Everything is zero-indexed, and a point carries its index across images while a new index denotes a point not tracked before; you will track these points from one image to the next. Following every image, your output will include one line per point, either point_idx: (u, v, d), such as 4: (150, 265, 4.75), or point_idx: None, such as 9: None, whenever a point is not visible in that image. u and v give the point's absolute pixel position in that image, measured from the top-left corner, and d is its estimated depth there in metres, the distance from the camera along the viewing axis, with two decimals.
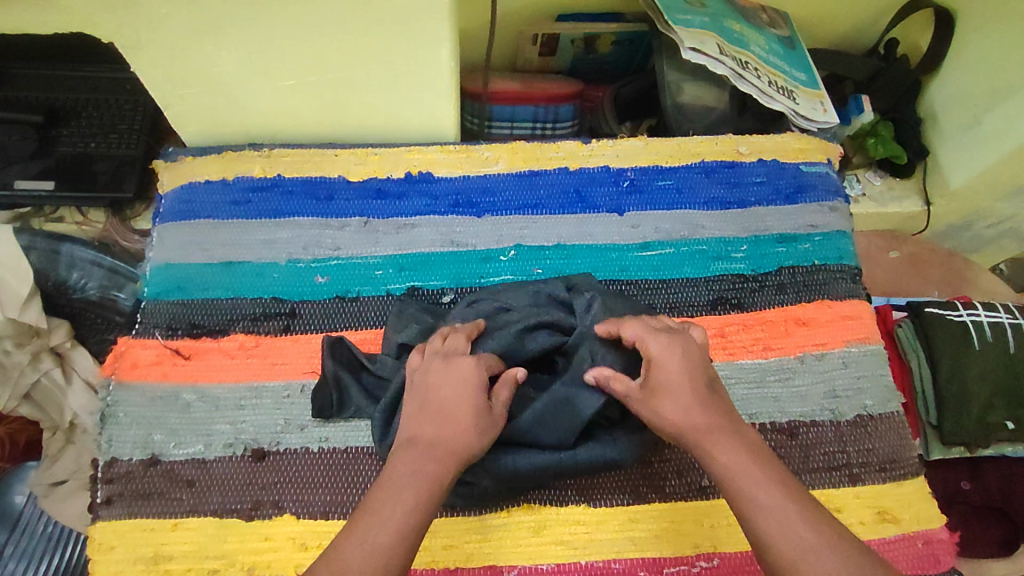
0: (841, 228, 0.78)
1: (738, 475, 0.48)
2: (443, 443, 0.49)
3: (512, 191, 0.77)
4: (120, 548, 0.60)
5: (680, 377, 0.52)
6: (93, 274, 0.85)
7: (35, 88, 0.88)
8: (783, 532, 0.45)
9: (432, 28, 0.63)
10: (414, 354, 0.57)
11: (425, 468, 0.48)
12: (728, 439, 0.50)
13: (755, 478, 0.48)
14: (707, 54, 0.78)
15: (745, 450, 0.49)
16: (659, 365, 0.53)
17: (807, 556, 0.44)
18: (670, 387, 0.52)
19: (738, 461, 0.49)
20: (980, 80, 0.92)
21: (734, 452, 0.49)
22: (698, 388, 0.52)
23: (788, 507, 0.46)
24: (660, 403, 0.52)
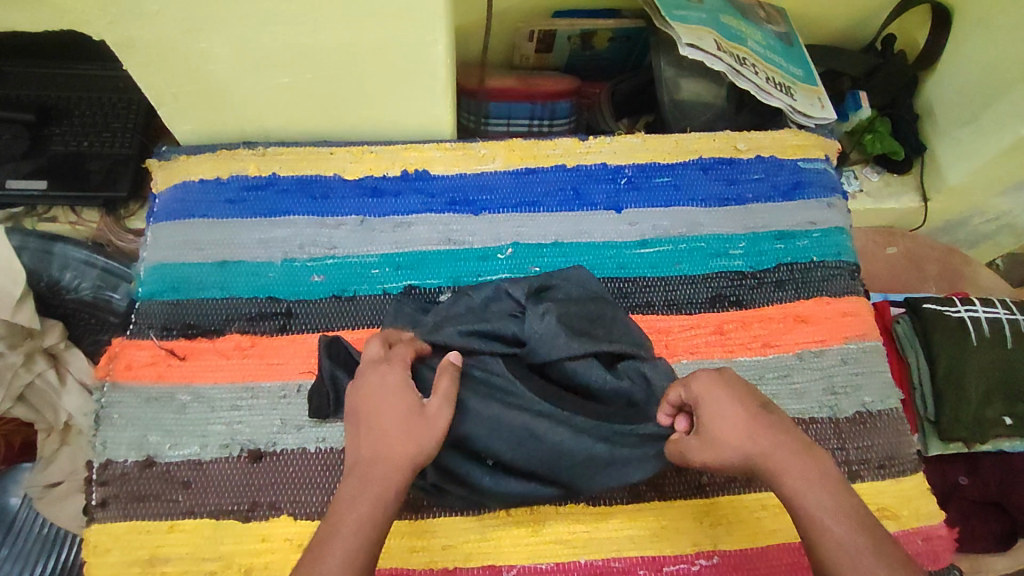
0: (840, 224, 0.77)
1: (807, 502, 0.47)
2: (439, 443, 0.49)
3: (509, 188, 0.76)
4: (117, 550, 0.60)
5: (732, 406, 0.50)
6: (86, 274, 0.86)
7: (26, 86, 0.88)
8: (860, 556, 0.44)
9: (428, 24, 0.62)
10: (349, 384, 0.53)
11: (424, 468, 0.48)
12: (797, 462, 0.48)
13: (826, 505, 0.46)
14: (704, 50, 0.78)
15: (815, 472, 0.48)
16: (707, 399, 0.50)
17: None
18: (727, 420, 0.50)
19: (806, 488, 0.47)
20: (977, 76, 0.91)
21: (800, 475, 0.47)
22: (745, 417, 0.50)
23: (858, 537, 0.45)
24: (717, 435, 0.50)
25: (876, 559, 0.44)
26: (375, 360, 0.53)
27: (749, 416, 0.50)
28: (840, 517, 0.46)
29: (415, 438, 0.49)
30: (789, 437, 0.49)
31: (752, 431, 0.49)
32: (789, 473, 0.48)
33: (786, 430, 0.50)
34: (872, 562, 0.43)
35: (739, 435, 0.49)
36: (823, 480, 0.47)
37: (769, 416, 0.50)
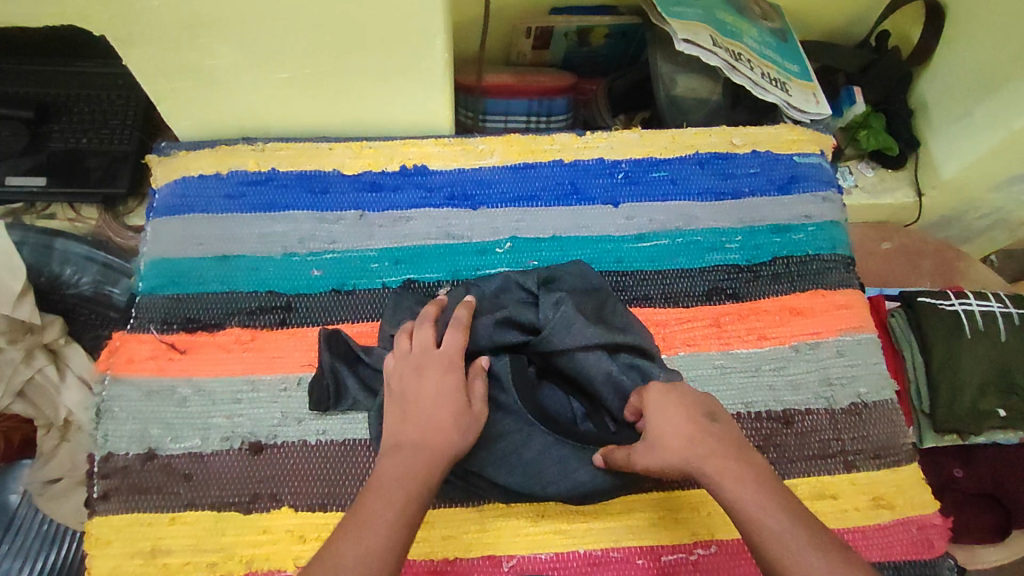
0: (835, 218, 0.78)
1: (747, 503, 0.47)
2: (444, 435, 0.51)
3: (508, 183, 0.77)
4: (118, 542, 0.60)
5: (677, 410, 0.52)
6: (87, 270, 0.85)
7: (24, 83, 0.88)
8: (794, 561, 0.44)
9: (425, 20, 0.63)
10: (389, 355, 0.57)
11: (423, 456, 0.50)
12: (736, 466, 0.49)
13: (764, 505, 0.47)
14: (701, 46, 0.78)
15: (754, 477, 0.49)
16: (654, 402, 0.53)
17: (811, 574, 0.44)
18: (671, 423, 0.51)
19: (742, 490, 0.48)
20: (970, 72, 0.92)
21: (737, 477, 0.48)
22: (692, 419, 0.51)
23: (799, 532, 0.45)
24: (663, 436, 0.51)
25: (816, 555, 0.44)
26: (424, 348, 0.55)
27: (689, 420, 0.51)
28: (779, 514, 0.46)
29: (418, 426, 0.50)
30: (729, 442, 0.51)
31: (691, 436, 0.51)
32: (728, 475, 0.49)
33: (727, 436, 0.51)
34: (815, 559, 0.44)
35: (681, 438, 0.51)
36: (763, 485, 0.48)
37: (711, 422, 0.52)
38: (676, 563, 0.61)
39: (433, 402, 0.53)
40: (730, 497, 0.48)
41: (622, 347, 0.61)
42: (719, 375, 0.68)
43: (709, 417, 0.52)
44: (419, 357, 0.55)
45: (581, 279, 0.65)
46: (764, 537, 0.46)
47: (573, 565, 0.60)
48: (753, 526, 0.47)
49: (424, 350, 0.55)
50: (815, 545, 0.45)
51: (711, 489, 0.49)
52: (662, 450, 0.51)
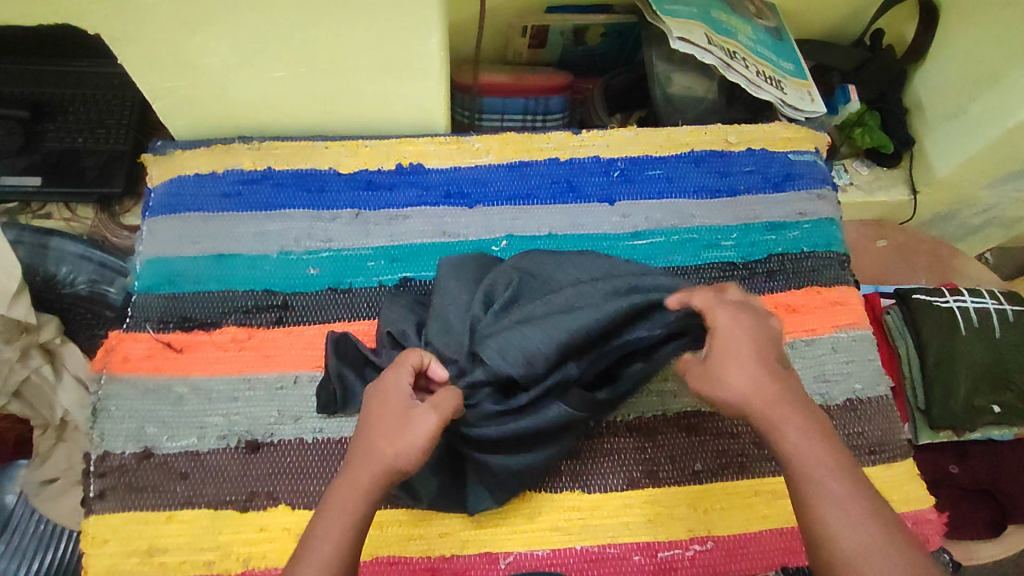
0: (830, 215, 0.78)
1: (807, 460, 0.46)
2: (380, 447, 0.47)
3: (504, 181, 0.77)
4: (115, 541, 0.60)
5: (751, 347, 0.50)
6: (82, 268, 0.84)
7: (20, 83, 0.87)
8: (849, 526, 0.44)
9: (421, 17, 0.63)
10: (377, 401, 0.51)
11: (366, 473, 0.47)
12: (800, 420, 0.48)
13: (826, 463, 0.46)
14: (696, 44, 0.79)
15: (817, 439, 0.47)
16: (729, 336, 0.50)
17: (865, 555, 0.43)
18: (743, 360, 0.49)
19: (803, 449, 0.47)
20: (964, 69, 0.93)
21: (802, 431, 0.48)
22: (766, 359, 0.50)
23: (858, 502, 0.45)
24: (724, 371, 0.49)
25: (872, 528, 0.44)
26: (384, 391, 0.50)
27: (761, 363, 0.49)
28: (843, 480, 0.46)
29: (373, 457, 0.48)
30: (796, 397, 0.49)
31: (759, 379, 0.49)
32: (791, 430, 0.47)
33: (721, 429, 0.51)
34: (866, 529, 0.44)
35: (750, 378, 0.49)
36: (828, 451, 0.47)
37: (781, 369, 0.50)
38: (672, 559, 0.61)
39: (381, 411, 0.49)
40: (790, 451, 0.47)
41: (549, 288, 0.59)
42: None
43: (776, 360, 0.50)
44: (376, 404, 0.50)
45: (471, 264, 0.63)
46: (814, 501, 0.45)
47: (570, 562, 0.60)
48: (811, 488, 0.46)
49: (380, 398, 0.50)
50: (872, 515, 0.44)
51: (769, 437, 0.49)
52: (731, 385, 0.49)
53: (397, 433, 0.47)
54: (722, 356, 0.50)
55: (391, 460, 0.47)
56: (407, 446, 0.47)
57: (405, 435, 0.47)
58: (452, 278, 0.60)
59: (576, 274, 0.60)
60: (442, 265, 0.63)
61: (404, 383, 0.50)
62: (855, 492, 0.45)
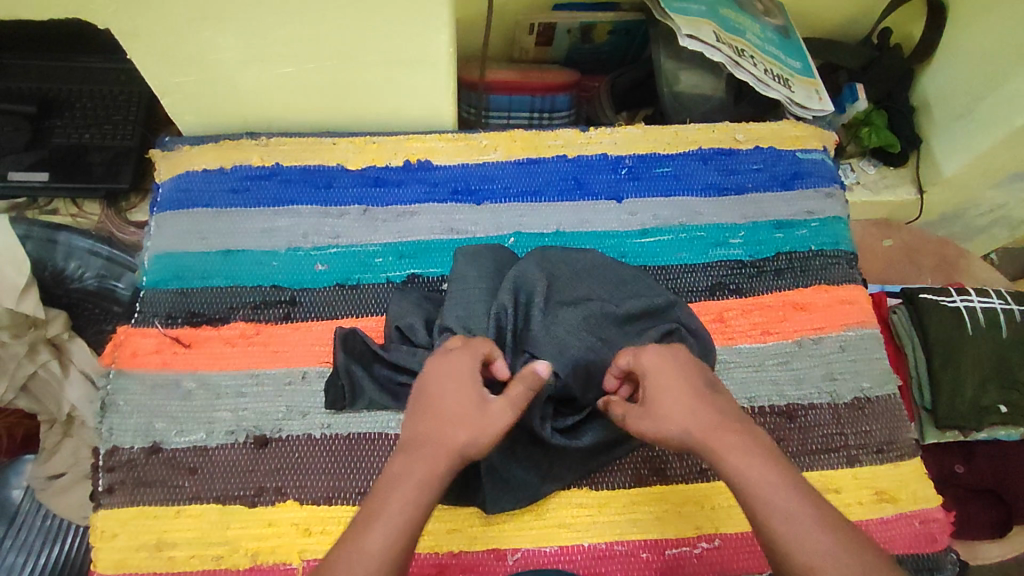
0: (838, 214, 0.78)
1: (750, 476, 0.47)
2: (453, 430, 0.49)
3: (512, 178, 0.77)
4: (123, 535, 0.60)
5: (677, 382, 0.53)
6: (91, 264, 0.83)
7: (27, 78, 0.88)
8: (800, 538, 0.43)
9: (430, 13, 0.63)
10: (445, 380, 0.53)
11: (440, 454, 0.48)
12: (738, 442, 0.49)
13: (769, 478, 0.46)
14: (704, 41, 0.79)
15: (757, 455, 0.48)
16: (654, 377, 0.53)
17: (823, 561, 0.42)
18: (672, 396, 0.52)
19: (743, 466, 0.47)
20: (973, 69, 0.92)
21: (743, 450, 0.48)
22: (696, 390, 0.52)
23: (807, 510, 0.44)
24: (657, 408, 0.52)
25: (824, 533, 0.43)
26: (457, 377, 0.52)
27: (688, 394, 0.52)
28: (789, 487, 0.46)
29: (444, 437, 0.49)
30: (731, 419, 0.50)
31: (690, 412, 0.51)
32: (729, 451, 0.48)
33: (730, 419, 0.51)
34: (821, 536, 0.43)
35: (677, 412, 0.51)
36: (770, 464, 0.47)
37: (713, 396, 0.52)
38: (680, 556, 0.61)
39: (455, 398, 0.51)
40: (732, 472, 0.47)
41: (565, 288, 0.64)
42: (724, 371, 0.68)
43: (706, 391, 0.53)
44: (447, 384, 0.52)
45: (489, 254, 0.66)
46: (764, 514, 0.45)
47: (577, 559, 0.60)
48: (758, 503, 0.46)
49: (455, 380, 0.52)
50: (823, 522, 0.44)
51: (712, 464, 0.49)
52: (664, 424, 0.51)
53: (473, 417, 0.50)
54: (651, 397, 0.53)
55: (468, 443, 0.49)
56: (484, 432, 0.49)
57: (484, 421, 0.50)
58: (481, 270, 0.65)
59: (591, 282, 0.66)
60: (462, 252, 0.66)
61: (477, 370, 0.53)
62: (803, 501, 0.45)
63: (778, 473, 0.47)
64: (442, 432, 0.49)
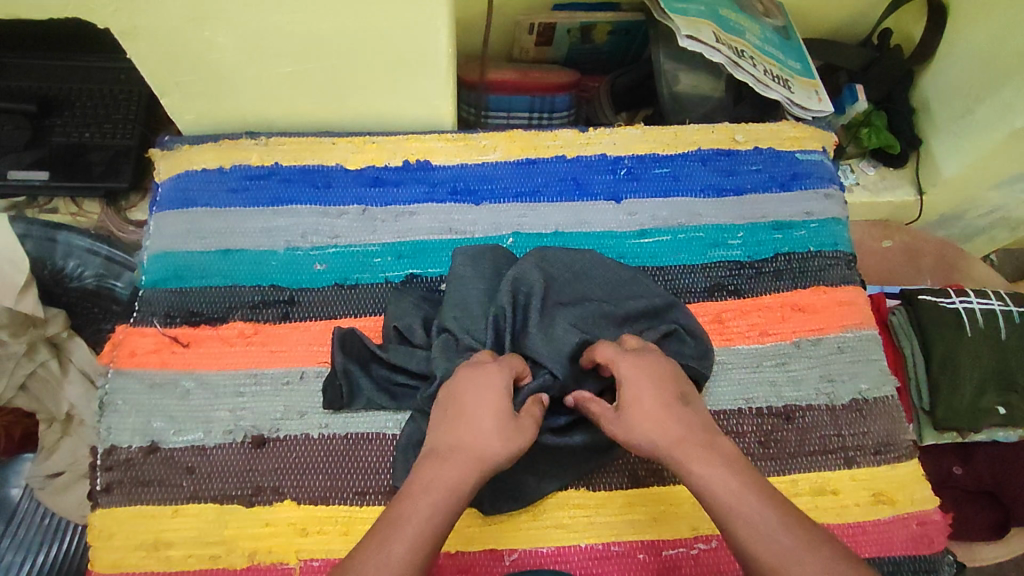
0: (837, 215, 0.78)
1: (715, 486, 0.47)
2: (487, 440, 0.50)
3: (511, 178, 0.77)
4: (120, 535, 0.60)
5: (650, 391, 0.53)
6: (90, 263, 0.83)
7: (27, 77, 0.88)
8: (761, 542, 0.44)
9: (430, 14, 0.63)
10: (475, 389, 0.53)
11: (469, 463, 0.49)
12: (703, 452, 0.49)
13: (733, 487, 0.47)
14: (704, 42, 0.78)
15: (722, 463, 0.49)
16: (630, 385, 0.54)
17: (786, 564, 0.43)
18: (644, 403, 0.53)
19: (710, 474, 0.48)
20: (973, 70, 0.92)
21: (706, 461, 0.49)
22: (667, 399, 0.53)
23: (768, 514, 0.45)
24: (629, 418, 0.52)
25: (787, 534, 0.44)
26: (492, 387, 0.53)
27: (659, 404, 0.52)
28: (754, 493, 0.47)
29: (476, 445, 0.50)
30: (697, 428, 0.51)
31: (662, 420, 0.51)
32: (696, 460, 0.49)
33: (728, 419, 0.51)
34: (784, 538, 0.44)
35: (649, 419, 0.52)
36: (735, 471, 0.48)
37: (683, 405, 0.53)
38: (677, 557, 0.61)
39: (493, 410, 0.52)
40: (698, 481, 0.48)
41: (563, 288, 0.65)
42: (721, 372, 0.68)
43: (676, 399, 0.53)
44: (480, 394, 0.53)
45: (488, 255, 0.67)
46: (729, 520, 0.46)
47: (574, 560, 0.60)
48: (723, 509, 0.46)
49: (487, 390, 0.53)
50: (788, 525, 0.45)
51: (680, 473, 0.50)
52: (636, 430, 0.52)
53: (507, 431, 0.51)
54: (626, 405, 0.53)
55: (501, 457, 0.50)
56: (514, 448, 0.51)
57: (518, 438, 0.51)
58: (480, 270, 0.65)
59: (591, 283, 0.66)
60: (461, 254, 0.66)
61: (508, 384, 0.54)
62: (766, 505, 0.46)
63: (742, 482, 0.47)
64: (478, 441, 0.50)
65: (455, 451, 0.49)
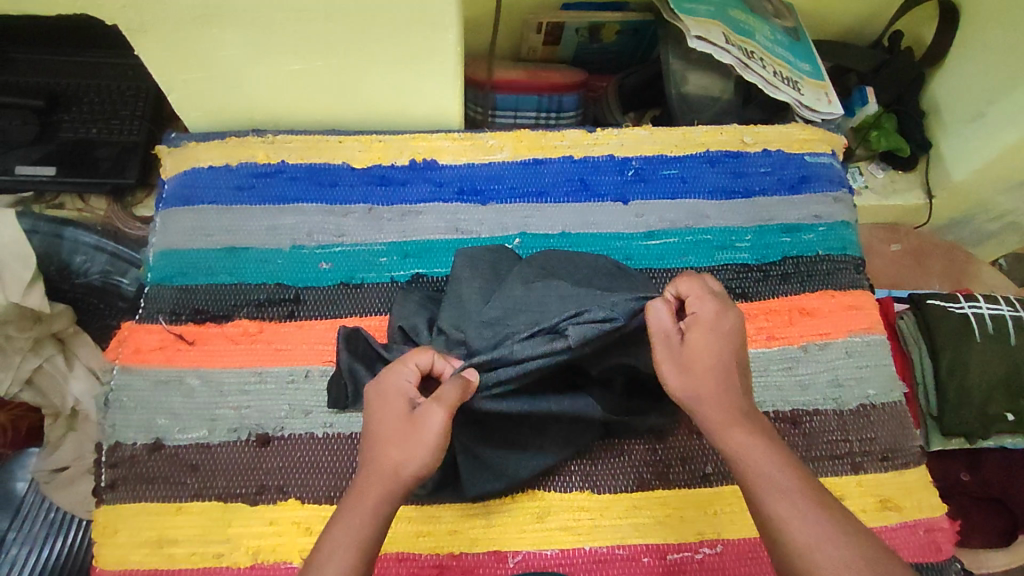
0: (846, 218, 0.78)
1: (750, 458, 0.48)
2: (387, 452, 0.48)
3: (518, 178, 0.77)
4: (125, 531, 0.60)
5: (720, 344, 0.52)
6: (96, 259, 0.83)
7: (36, 73, 0.88)
8: (796, 518, 0.44)
9: (438, 12, 0.62)
10: (376, 394, 0.51)
11: (376, 476, 0.47)
12: (743, 422, 0.50)
13: (768, 459, 0.48)
14: (713, 43, 0.78)
15: (759, 439, 0.49)
16: (702, 330, 0.52)
17: (818, 548, 0.43)
18: (705, 351, 0.51)
19: (747, 445, 0.48)
20: (986, 73, 0.92)
21: (748, 435, 0.49)
22: (731, 358, 0.52)
23: (802, 493, 0.46)
24: (687, 363, 0.51)
25: (819, 518, 0.44)
26: (390, 391, 0.50)
27: (724, 362, 0.52)
28: (789, 472, 0.47)
29: (378, 457, 0.48)
30: (743, 398, 0.52)
31: (717, 376, 0.51)
32: (738, 428, 0.49)
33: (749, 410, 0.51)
34: (816, 520, 0.44)
35: (704, 370, 0.51)
36: (769, 447, 0.49)
37: (740, 372, 0.53)
38: (681, 561, 0.60)
39: (385, 418, 0.49)
40: (736, 450, 0.48)
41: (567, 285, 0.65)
42: None
43: (738, 362, 0.52)
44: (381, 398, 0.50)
45: (488, 256, 0.67)
46: (763, 493, 0.46)
47: (578, 562, 0.60)
48: (756, 480, 0.47)
49: (386, 394, 0.50)
50: (823, 509, 0.45)
51: (712, 438, 0.50)
52: (687, 376, 0.51)
53: (405, 435, 0.48)
54: (689, 347, 0.52)
55: (400, 461, 0.47)
56: (417, 446, 0.47)
57: (415, 436, 0.48)
58: (475, 269, 0.65)
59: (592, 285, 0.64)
60: (461, 254, 0.67)
61: (406, 382, 0.50)
62: (798, 484, 0.46)
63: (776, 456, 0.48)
64: (378, 455, 0.48)
65: (364, 471, 0.48)
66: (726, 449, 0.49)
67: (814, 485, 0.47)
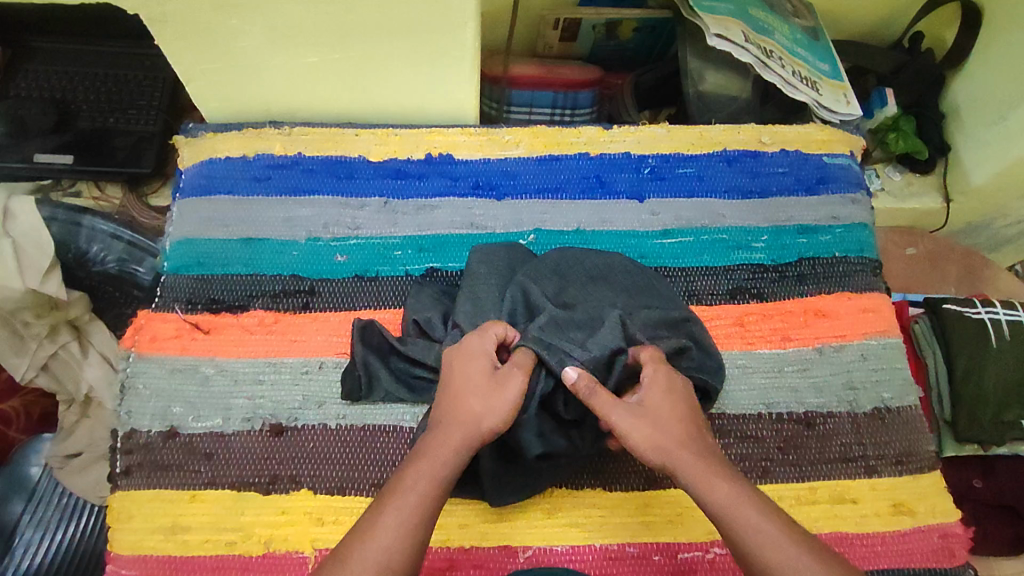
0: (864, 220, 0.77)
1: (739, 508, 0.47)
2: (468, 406, 0.51)
3: (533, 174, 0.76)
4: (139, 517, 0.61)
5: (676, 406, 0.53)
6: (113, 247, 0.84)
7: (55, 62, 0.89)
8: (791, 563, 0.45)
9: (457, 7, 0.62)
10: (459, 354, 0.55)
11: (454, 428, 0.50)
12: (722, 473, 0.49)
13: (753, 508, 0.47)
14: (733, 42, 0.78)
15: (739, 486, 0.49)
16: (654, 393, 0.53)
17: None
18: (666, 411, 0.52)
19: (732, 497, 0.48)
20: (1007, 77, 0.91)
21: (733, 488, 0.48)
22: (689, 416, 0.53)
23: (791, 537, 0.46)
24: (650, 422, 0.51)
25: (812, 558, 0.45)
26: (474, 352, 0.55)
27: (684, 420, 0.52)
28: (773, 518, 0.47)
29: (457, 410, 0.51)
30: (712, 450, 0.52)
31: (683, 432, 0.51)
32: (719, 478, 0.49)
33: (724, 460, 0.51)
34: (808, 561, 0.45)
35: (668, 430, 0.51)
36: (752, 495, 0.49)
37: (701, 428, 0.53)
38: (692, 560, 0.60)
39: (468, 372, 0.53)
40: (722, 499, 0.48)
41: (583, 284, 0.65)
42: (741, 376, 0.68)
43: (695, 419, 0.53)
44: (464, 356, 0.55)
45: (505, 253, 0.66)
46: (756, 544, 0.46)
47: (589, 559, 0.60)
48: (748, 532, 0.46)
49: (470, 354, 0.54)
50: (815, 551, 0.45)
51: (694, 494, 0.49)
52: (654, 437, 0.51)
53: (486, 391, 0.52)
54: (649, 407, 0.52)
55: (478, 419, 0.50)
56: (499, 403, 0.51)
57: (498, 395, 0.51)
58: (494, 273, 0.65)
59: (608, 289, 0.65)
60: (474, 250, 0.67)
61: (487, 345, 0.55)
62: (784, 529, 0.47)
63: (757, 504, 0.48)
64: (457, 409, 0.51)
65: (442, 423, 0.51)
66: (714, 504, 0.48)
67: (800, 530, 0.47)
